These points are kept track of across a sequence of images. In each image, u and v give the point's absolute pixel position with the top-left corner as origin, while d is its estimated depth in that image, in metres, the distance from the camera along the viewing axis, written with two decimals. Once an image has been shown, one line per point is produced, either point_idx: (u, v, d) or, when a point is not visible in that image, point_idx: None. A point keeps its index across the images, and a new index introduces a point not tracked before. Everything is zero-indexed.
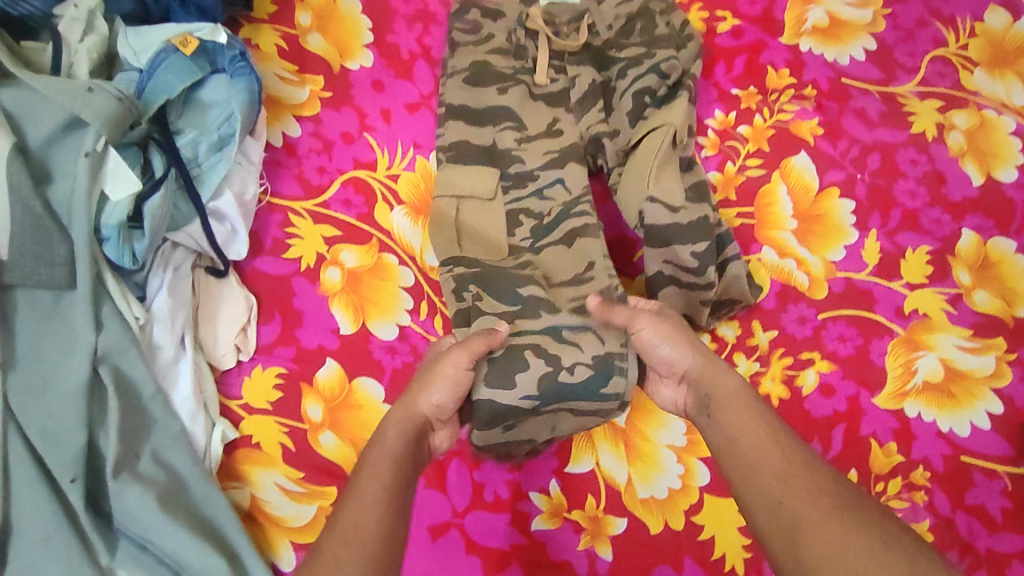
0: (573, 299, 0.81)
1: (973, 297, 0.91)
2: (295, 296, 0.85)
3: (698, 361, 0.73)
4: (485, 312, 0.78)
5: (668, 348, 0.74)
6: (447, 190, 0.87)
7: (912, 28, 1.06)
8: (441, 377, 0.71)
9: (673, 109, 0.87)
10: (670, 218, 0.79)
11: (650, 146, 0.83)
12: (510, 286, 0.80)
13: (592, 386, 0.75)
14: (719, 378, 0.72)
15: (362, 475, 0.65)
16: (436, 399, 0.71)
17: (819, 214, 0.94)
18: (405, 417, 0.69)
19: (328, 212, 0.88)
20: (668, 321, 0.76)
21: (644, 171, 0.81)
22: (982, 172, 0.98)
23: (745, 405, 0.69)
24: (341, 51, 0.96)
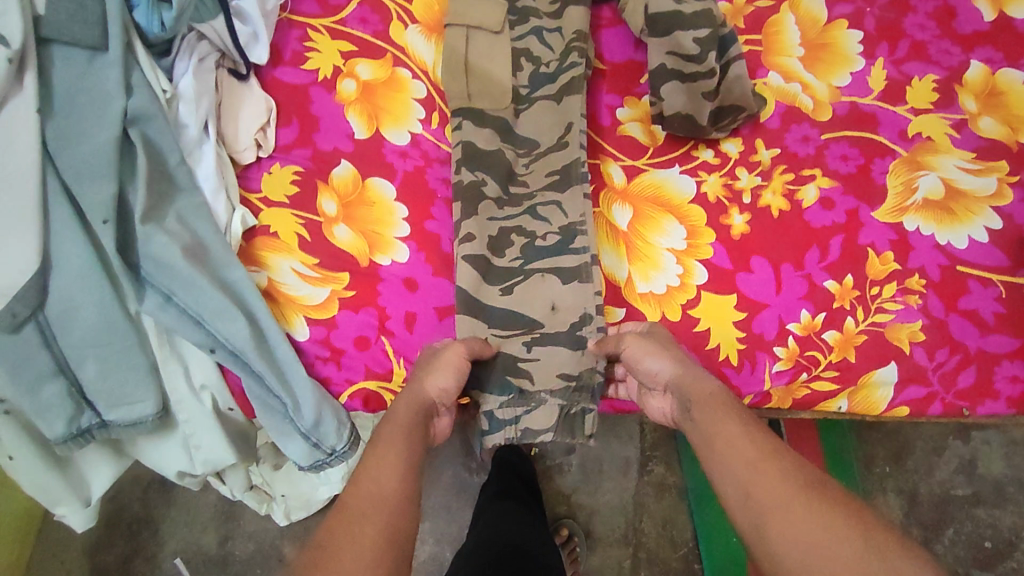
0: (549, 173, 0.86)
1: (977, 123, 0.92)
2: (313, 102, 0.88)
3: (677, 370, 0.73)
4: (489, 197, 0.84)
5: (652, 362, 0.74)
6: (459, 21, 0.89)
7: None
8: (444, 364, 0.74)
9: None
10: (673, 6, 0.86)
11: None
12: (496, 161, 0.86)
13: (562, 246, 0.83)
14: (698, 382, 0.72)
15: (377, 450, 0.67)
16: (441, 383, 0.73)
17: (827, 43, 0.95)
18: (414, 401, 0.72)
19: (345, 29, 0.92)
20: (653, 337, 0.76)
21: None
22: (994, 8, 0.98)
23: (719, 404, 0.70)
24: None
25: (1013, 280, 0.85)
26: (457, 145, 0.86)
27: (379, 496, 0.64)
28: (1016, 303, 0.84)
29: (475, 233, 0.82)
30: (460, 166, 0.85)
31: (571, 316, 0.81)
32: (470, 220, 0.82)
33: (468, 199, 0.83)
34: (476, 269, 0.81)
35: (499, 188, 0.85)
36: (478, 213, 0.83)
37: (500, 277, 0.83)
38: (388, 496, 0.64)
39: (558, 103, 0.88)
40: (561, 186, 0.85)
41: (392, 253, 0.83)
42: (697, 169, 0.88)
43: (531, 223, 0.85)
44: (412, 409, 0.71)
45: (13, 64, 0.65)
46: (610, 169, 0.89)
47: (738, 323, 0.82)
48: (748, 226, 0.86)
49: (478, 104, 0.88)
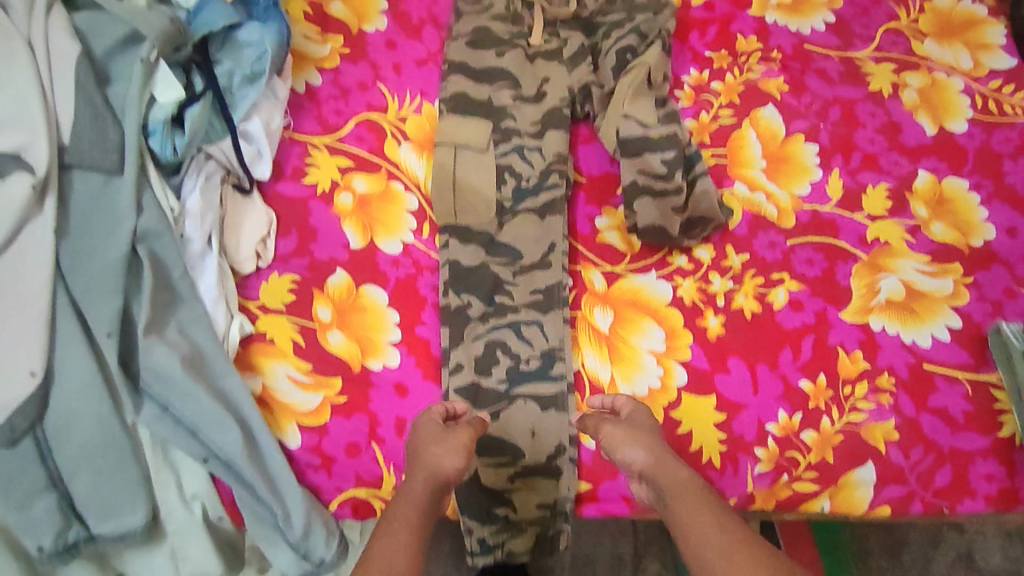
0: (532, 291, 0.90)
1: (930, 228, 0.99)
2: (311, 214, 0.94)
3: (650, 462, 0.73)
4: (474, 320, 0.89)
5: (628, 450, 0.74)
6: (448, 140, 0.98)
7: (868, 5, 1.18)
8: (457, 445, 0.73)
9: (646, 56, 1.01)
10: (642, 131, 0.95)
11: (625, 79, 1.00)
12: (482, 280, 0.90)
13: (542, 370, 0.86)
14: (670, 471, 0.72)
15: (393, 527, 0.68)
16: (456, 464, 0.72)
17: (786, 155, 1.03)
18: (429, 479, 0.71)
19: (343, 146, 0.99)
20: (630, 424, 0.76)
21: (617, 100, 0.98)
22: (934, 123, 1.08)
23: (692, 493, 0.70)
24: (359, 16, 1.08)
25: (978, 377, 0.89)
26: (443, 264, 0.91)
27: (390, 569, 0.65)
28: (982, 401, 0.88)
29: (464, 362, 0.86)
30: (447, 290, 0.89)
31: (548, 444, 0.83)
32: (458, 344, 0.87)
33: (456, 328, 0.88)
34: (465, 398, 0.84)
35: (487, 303, 0.90)
36: (465, 338, 0.87)
37: (488, 399, 0.85)
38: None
39: (541, 217, 0.95)
40: (543, 309, 0.89)
41: (383, 358, 0.86)
42: (673, 274, 0.94)
43: (516, 343, 0.88)
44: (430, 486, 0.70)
45: (37, 189, 0.71)
46: (590, 275, 0.94)
47: (720, 425, 0.85)
48: (723, 328, 0.91)
49: (464, 221, 0.94)
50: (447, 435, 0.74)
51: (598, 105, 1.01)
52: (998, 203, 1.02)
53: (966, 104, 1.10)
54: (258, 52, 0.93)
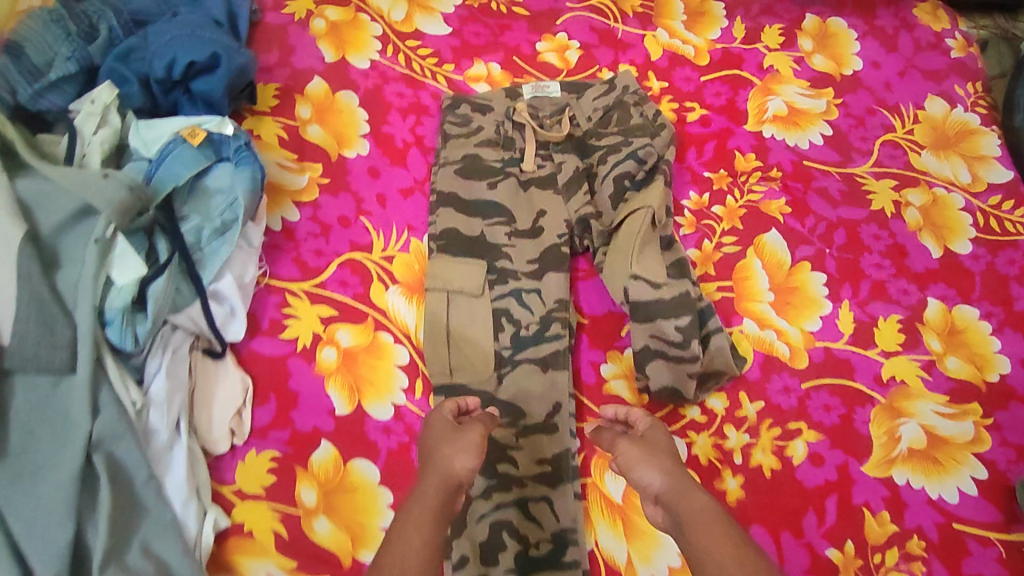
0: (538, 460, 0.84)
1: (944, 363, 0.97)
2: (291, 376, 0.85)
3: (668, 483, 0.70)
4: (476, 500, 0.81)
5: (643, 471, 0.72)
6: (440, 284, 0.90)
7: (863, 115, 1.15)
8: (469, 444, 0.71)
9: (644, 195, 0.96)
10: (652, 293, 0.89)
11: (627, 223, 0.94)
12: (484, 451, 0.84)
13: (553, 556, 0.79)
14: (688, 499, 0.68)
15: (405, 525, 0.65)
16: (467, 465, 0.69)
17: (794, 285, 0.99)
18: (442, 479, 0.68)
19: (324, 292, 0.90)
20: (648, 445, 0.74)
21: (623, 253, 0.92)
22: (939, 244, 1.06)
23: (711, 522, 0.65)
24: (339, 141, 1.00)
25: (1009, 537, 0.86)
26: None
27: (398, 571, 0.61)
28: (1017, 564, 0.84)
29: (468, 553, 0.78)
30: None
31: None
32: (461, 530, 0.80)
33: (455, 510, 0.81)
34: None
35: (488, 477, 0.82)
36: (466, 522, 0.80)
37: None
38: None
39: (544, 368, 0.88)
40: (551, 483, 0.83)
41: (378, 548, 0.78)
42: (686, 429, 0.89)
43: (524, 525, 0.81)
44: (442, 489, 0.67)
45: None
46: None
47: None
48: (743, 491, 0.86)
49: (460, 379, 0.87)
50: (458, 435, 0.73)
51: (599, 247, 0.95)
52: (1009, 330, 1.00)
53: (968, 223, 1.08)
54: (228, 199, 0.84)
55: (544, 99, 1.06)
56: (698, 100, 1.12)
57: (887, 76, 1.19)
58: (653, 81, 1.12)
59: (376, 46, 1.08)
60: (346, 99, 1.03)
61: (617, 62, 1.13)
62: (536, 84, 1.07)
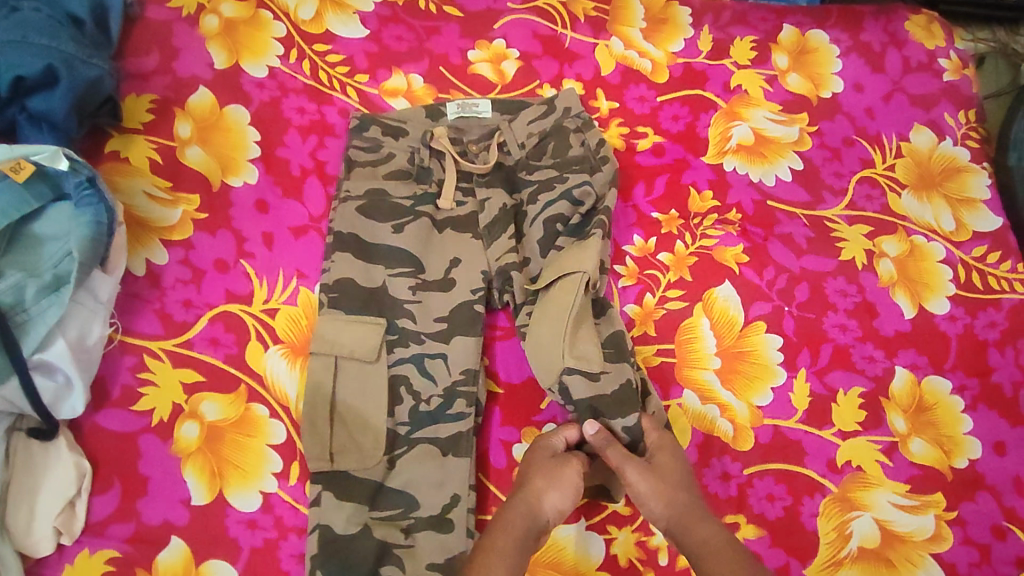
0: (431, 563, 0.72)
1: (908, 446, 0.85)
2: (142, 458, 0.73)
3: (672, 514, 0.71)
4: None
5: (651, 505, 0.72)
6: (327, 348, 0.77)
7: (839, 146, 1.01)
8: (566, 481, 0.73)
9: (575, 253, 0.82)
10: (591, 390, 0.77)
11: (556, 290, 0.80)
12: (364, 553, 0.71)
13: None
14: (693, 530, 0.70)
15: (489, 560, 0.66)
16: (559, 504, 0.71)
17: (746, 351, 0.87)
18: (528, 513, 0.70)
19: (191, 354, 0.77)
20: (657, 474, 0.73)
21: (554, 335, 0.78)
22: (914, 303, 0.93)
23: (718, 552, 0.67)
24: (223, 165, 0.85)
25: None
26: (312, 528, 0.71)
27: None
28: None
29: None
30: (315, 570, 0.70)
31: None
32: None
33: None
34: None
35: None
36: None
37: None
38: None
39: (444, 453, 0.76)
40: None
41: None
42: (606, 522, 0.78)
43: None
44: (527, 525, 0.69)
45: None
46: None
47: None
48: None
49: (342, 466, 0.74)
50: (558, 469, 0.73)
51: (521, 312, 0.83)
52: (983, 408, 0.88)
53: (948, 277, 0.95)
54: (63, 248, 0.70)
55: (471, 120, 0.91)
56: (652, 124, 0.97)
57: (870, 100, 1.05)
58: (602, 100, 0.97)
59: (278, 50, 0.91)
60: (236, 114, 0.87)
61: (561, 76, 0.97)
62: (463, 102, 0.92)
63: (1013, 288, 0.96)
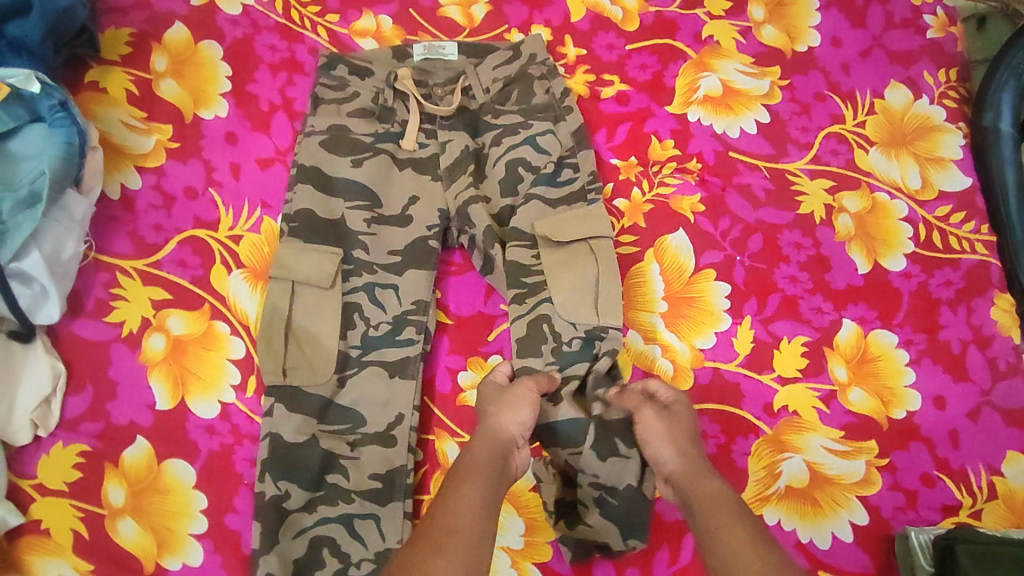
0: (374, 473, 0.77)
1: (847, 395, 0.87)
2: (112, 364, 0.79)
3: (682, 467, 0.67)
4: (293, 513, 0.74)
5: (660, 448, 0.69)
6: (284, 272, 0.81)
7: (810, 101, 1.01)
8: (518, 399, 0.72)
9: (584, 220, 0.84)
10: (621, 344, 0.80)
11: (576, 249, 0.84)
12: (308, 462, 0.75)
13: None
14: (699, 482, 0.65)
15: (454, 485, 0.61)
16: (520, 417, 0.71)
17: (693, 297, 0.89)
18: (490, 437, 0.68)
19: (160, 273, 0.82)
20: (670, 419, 0.71)
21: (582, 289, 0.81)
22: (869, 259, 0.94)
23: (722, 506, 0.61)
24: (196, 98, 0.90)
25: None
26: (264, 436, 0.76)
27: (459, 532, 0.56)
28: None
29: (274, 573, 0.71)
30: (264, 473, 0.74)
31: None
32: (272, 546, 0.72)
33: (268, 524, 0.73)
34: None
35: (314, 487, 0.75)
36: (280, 538, 0.73)
37: None
38: (466, 534, 0.56)
39: (391, 375, 0.80)
40: (383, 500, 0.76)
41: (183, 556, 0.73)
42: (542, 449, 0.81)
43: (347, 543, 0.74)
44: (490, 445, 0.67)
45: None
46: (446, 447, 0.81)
47: None
48: None
49: (294, 381, 0.78)
50: (507, 393, 0.74)
51: (511, 255, 0.84)
52: (928, 362, 0.89)
53: (907, 235, 0.95)
54: (36, 167, 0.75)
55: (437, 62, 0.93)
56: (619, 73, 0.99)
57: (847, 55, 1.05)
58: (570, 47, 1.00)
59: None
60: (209, 50, 0.92)
61: (530, 22, 1.00)
62: (430, 44, 0.94)
63: (973, 248, 0.95)
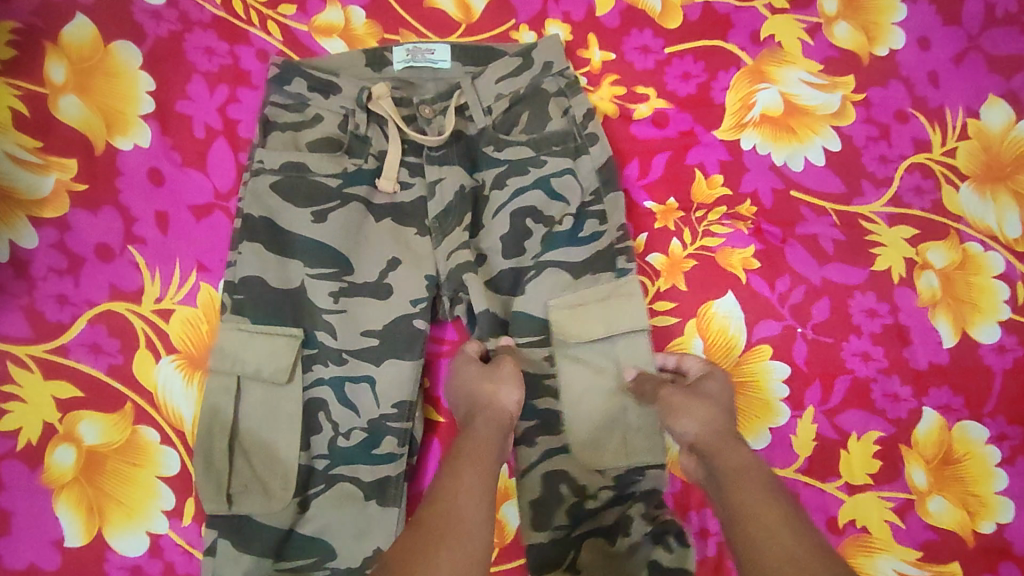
0: None
1: (926, 505, 0.71)
2: (4, 488, 0.61)
3: (706, 434, 0.55)
4: None
5: (681, 421, 0.56)
6: (227, 365, 0.62)
7: (889, 121, 0.81)
8: (508, 375, 0.60)
9: (612, 305, 0.66)
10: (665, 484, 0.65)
11: (591, 351, 0.66)
12: None
13: None
14: (726, 453, 0.53)
15: (454, 473, 0.50)
16: (508, 396, 0.59)
17: (744, 381, 0.72)
18: (484, 415, 0.57)
19: (65, 363, 0.64)
20: (696, 391, 0.58)
21: (607, 419, 0.64)
22: (956, 330, 0.76)
23: (757, 485, 0.50)
24: (108, 122, 0.69)
25: None
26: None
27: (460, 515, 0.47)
28: None
29: None
30: None
31: None
32: None
33: None
34: None
35: None
36: None
37: None
38: (469, 531, 0.46)
39: (367, 498, 0.64)
40: None
41: None
42: None
43: None
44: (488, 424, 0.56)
45: None
46: None
47: None
48: None
49: (242, 510, 0.61)
50: (494, 366, 0.61)
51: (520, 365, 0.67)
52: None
53: (1002, 298, 0.77)
54: None
55: (425, 72, 0.73)
56: (656, 85, 0.79)
57: (937, 61, 0.84)
58: (594, 49, 0.79)
59: None
60: (125, 54, 0.70)
61: (543, 17, 0.78)
62: (415, 46, 0.72)
63: None
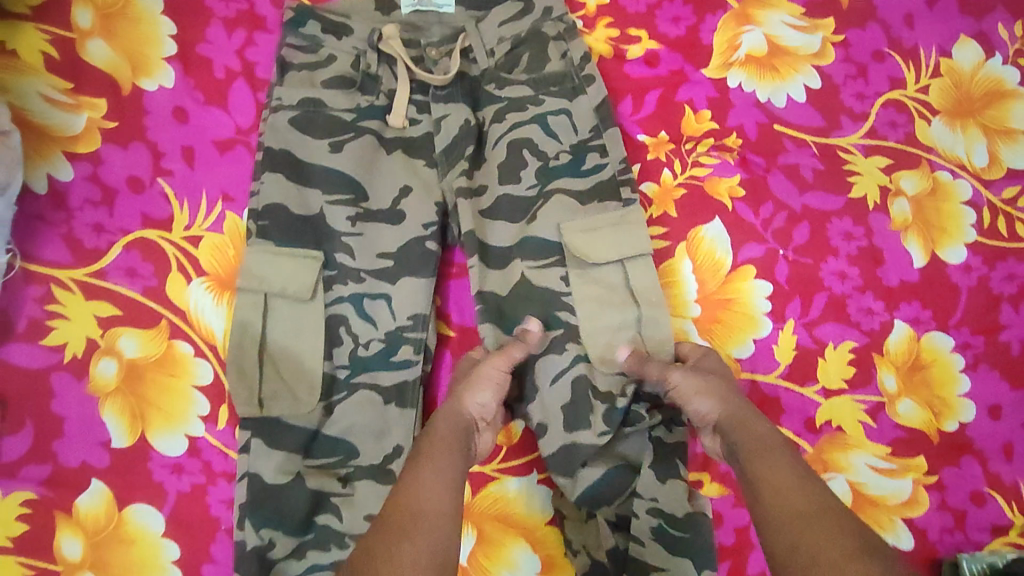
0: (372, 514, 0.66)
1: (896, 407, 0.77)
2: (54, 397, 0.67)
3: (724, 412, 0.60)
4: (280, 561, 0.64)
5: (700, 400, 0.61)
6: (254, 283, 0.67)
7: (867, 61, 0.87)
8: (483, 377, 0.64)
9: (621, 231, 0.70)
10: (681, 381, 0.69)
11: (608, 272, 0.70)
12: (293, 505, 0.65)
13: None
14: (747, 428, 0.58)
15: (420, 468, 0.54)
16: (481, 399, 0.63)
17: (729, 299, 0.78)
18: (451, 417, 0.61)
19: (104, 284, 0.69)
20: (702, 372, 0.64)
21: (619, 328, 0.69)
22: (926, 250, 0.82)
23: (773, 452, 0.55)
24: (134, 64, 0.74)
25: None
26: (242, 476, 0.65)
27: (431, 517, 0.50)
28: None
29: None
30: (243, 520, 0.64)
31: None
32: None
33: None
34: None
35: (304, 531, 0.65)
36: None
37: None
38: (436, 515, 0.50)
39: (386, 402, 0.69)
40: None
41: None
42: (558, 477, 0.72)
43: None
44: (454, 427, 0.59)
45: None
46: None
47: None
48: None
49: (273, 413, 0.67)
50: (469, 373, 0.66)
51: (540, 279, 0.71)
52: (985, 369, 0.79)
53: (969, 222, 0.83)
54: None
55: (430, 17, 0.77)
56: (647, 28, 0.84)
57: (911, 4, 0.89)
58: None
59: None
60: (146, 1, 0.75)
61: None
62: None
63: None
